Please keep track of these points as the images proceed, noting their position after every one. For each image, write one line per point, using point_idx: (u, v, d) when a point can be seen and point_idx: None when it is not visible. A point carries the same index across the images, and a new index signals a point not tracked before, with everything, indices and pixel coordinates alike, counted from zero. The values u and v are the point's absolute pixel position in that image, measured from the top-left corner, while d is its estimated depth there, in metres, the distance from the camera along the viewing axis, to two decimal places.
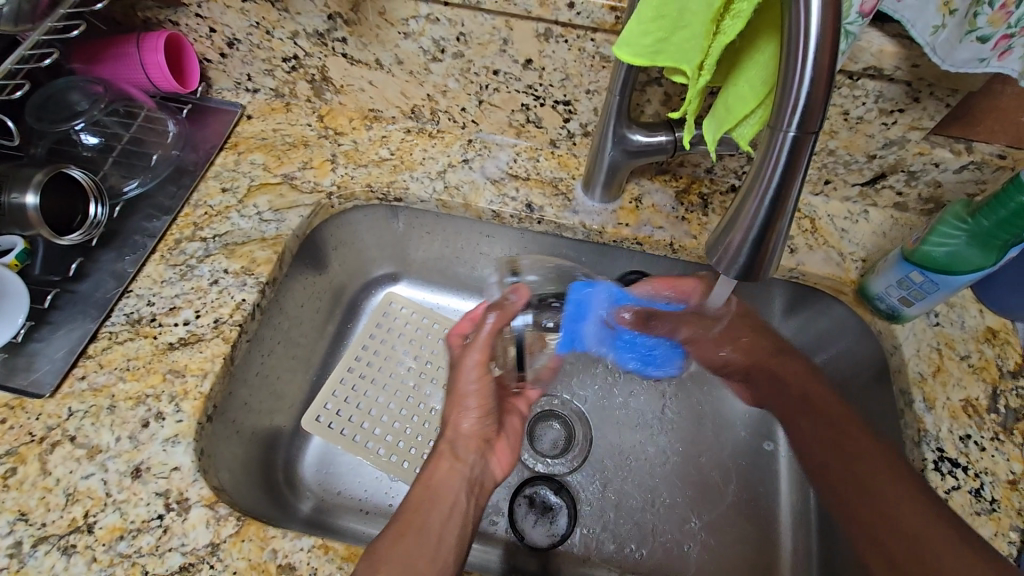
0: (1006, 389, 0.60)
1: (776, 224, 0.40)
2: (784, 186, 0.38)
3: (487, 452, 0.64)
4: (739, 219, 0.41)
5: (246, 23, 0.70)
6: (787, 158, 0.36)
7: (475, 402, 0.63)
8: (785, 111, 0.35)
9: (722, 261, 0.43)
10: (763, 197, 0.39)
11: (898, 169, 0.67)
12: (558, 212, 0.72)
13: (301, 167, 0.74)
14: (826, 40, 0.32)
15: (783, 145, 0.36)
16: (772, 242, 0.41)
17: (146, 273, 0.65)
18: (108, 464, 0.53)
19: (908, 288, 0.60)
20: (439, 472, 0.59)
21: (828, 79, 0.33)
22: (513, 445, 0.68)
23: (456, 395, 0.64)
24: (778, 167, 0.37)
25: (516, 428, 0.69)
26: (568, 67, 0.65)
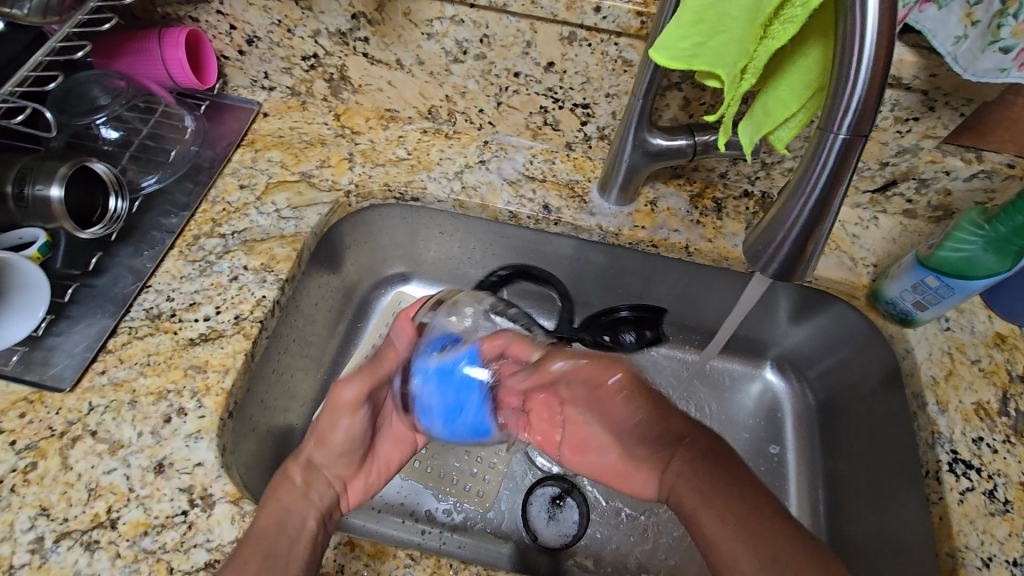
0: (1016, 393, 0.61)
1: (821, 222, 0.43)
2: (830, 186, 0.41)
3: (340, 486, 0.59)
4: (785, 219, 0.43)
5: (268, 20, 0.70)
6: (836, 158, 0.39)
7: (348, 418, 0.58)
8: (836, 113, 0.37)
9: (763, 257, 0.46)
10: (810, 197, 0.41)
11: (910, 176, 0.68)
12: (575, 213, 0.73)
13: (318, 165, 0.74)
14: (880, 48, 0.35)
15: (833, 146, 0.39)
16: (813, 241, 0.44)
17: (165, 268, 0.64)
18: (129, 459, 0.53)
19: (922, 292, 0.61)
20: (279, 504, 0.52)
21: (880, 84, 0.36)
22: (381, 476, 0.63)
23: (332, 404, 0.59)
24: (826, 168, 0.40)
25: (395, 457, 0.64)
26: (590, 70, 0.66)
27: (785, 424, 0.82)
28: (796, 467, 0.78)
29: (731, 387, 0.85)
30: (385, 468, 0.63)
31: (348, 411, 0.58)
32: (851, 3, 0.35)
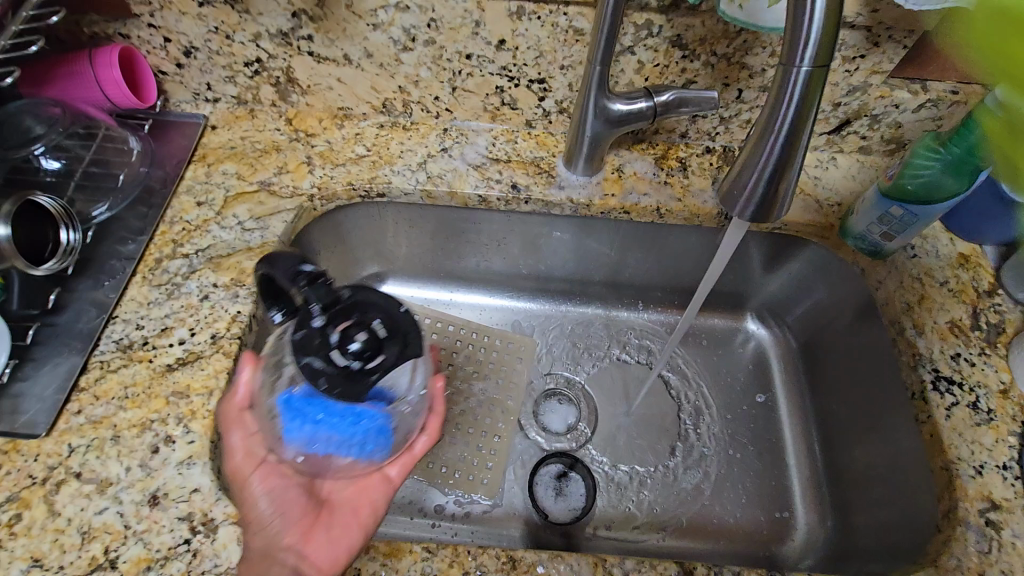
0: (984, 308, 0.64)
1: (791, 163, 0.43)
2: (798, 122, 0.41)
3: (298, 553, 0.50)
4: (757, 160, 0.43)
5: (204, 29, 0.68)
6: (799, 95, 0.40)
7: (263, 480, 0.51)
8: (797, 48, 0.38)
9: (736, 204, 0.45)
10: (779, 136, 0.41)
11: (862, 114, 0.70)
12: (544, 189, 0.73)
13: (276, 172, 0.72)
14: None
15: (797, 81, 0.39)
16: (785, 181, 0.44)
17: (130, 297, 0.62)
18: (121, 496, 0.51)
19: (889, 223, 0.61)
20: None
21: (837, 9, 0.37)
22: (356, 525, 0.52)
23: (234, 485, 0.51)
24: (792, 104, 0.40)
25: (360, 486, 0.54)
26: (542, 44, 0.66)
27: (773, 370, 0.85)
28: (786, 410, 0.82)
29: (716, 342, 0.88)
30: (353, 518, 0.52)
31: (262, 474, 0.51)
32: None
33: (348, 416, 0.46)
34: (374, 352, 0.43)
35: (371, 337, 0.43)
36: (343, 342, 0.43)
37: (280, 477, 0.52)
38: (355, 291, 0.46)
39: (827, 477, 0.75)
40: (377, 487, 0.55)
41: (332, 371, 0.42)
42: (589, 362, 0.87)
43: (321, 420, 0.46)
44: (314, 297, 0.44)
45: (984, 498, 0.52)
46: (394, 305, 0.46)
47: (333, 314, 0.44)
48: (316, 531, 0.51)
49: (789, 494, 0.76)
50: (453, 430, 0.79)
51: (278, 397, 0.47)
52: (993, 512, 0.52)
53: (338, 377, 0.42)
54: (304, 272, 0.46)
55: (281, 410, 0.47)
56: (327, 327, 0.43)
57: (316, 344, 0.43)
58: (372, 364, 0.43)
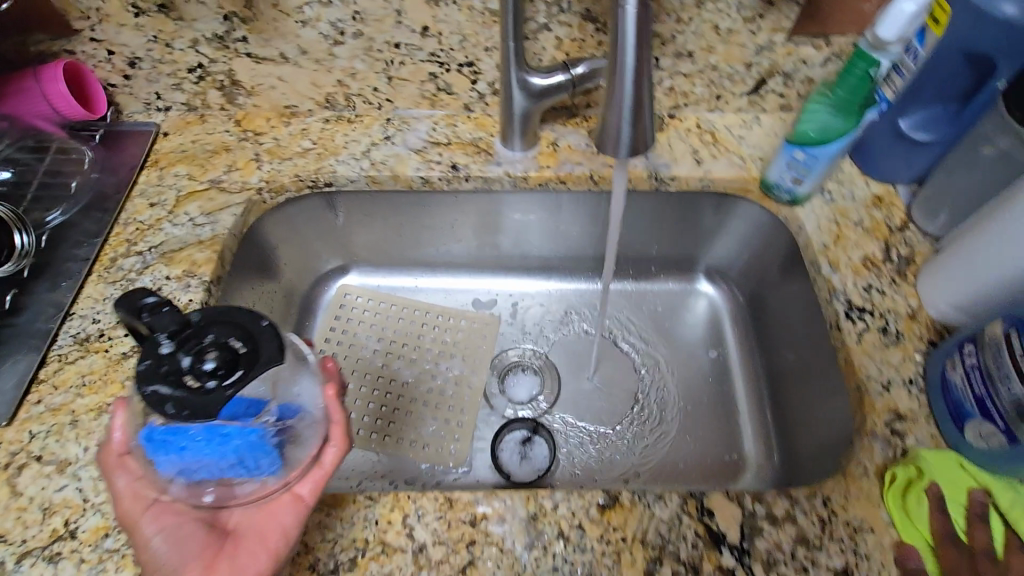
0: (896, 242, 0.68)
1: (643, 99, 0.43)
2: (639, 59, 0.42)
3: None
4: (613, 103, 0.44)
5: (144, 38, 0.74)
6: (633, 29, 0.41)
7: (155, 520, 0.47)
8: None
9: (608, 146, 0.46)
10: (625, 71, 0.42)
11: (775, 72, 0.75)
12: (482, 166, 0.76)
13: (226, 170, 0.76)
14: None
15: (627, 19, 0.41)
16: (644, 119, 0.44)
17: (86, 294, 0.65)
18: (80, 474, 0.53)
19: (796, 168, 0.65)
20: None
21: None
22: (262, 553, 0.47)
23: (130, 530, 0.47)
24: (629, 42, 0.41)
25: (263, 514, 0.48)
26: (464, 28, 0.70)
27: (726, 326, 0.88)
28: (737, 364, 0.85)
29: (669, 304, 0.91)
30: (260, 545, 0.47)
31: (153, 514, 0.47)
32: None
33: (217, 440, 0.42)
34: (231, 368, 0.42)
35: (224, 357, 0.42)
36: (199, 364, 0.42)
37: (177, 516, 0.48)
38: (209, 315, 0.45)
39: (774, 423, 0.78)
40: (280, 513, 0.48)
41: (183, 397, 0.41)
42: (547, 332, 0.90)
43: (187, 448, 0.42)
44: (160, 328, 0.43)
45: (891, 411, 0.56)
46: (255, 321, 0.45)
47: (181, 339, 0.43)
48: (218, 565, 0.46)
49: (740, 441, 0.79)
50: (420, 405, 0.83)
51: (141, 433, 0.43)
52: (898, 423, 0.56)
53: (189, 398, 0.41)
54: (147, 305, 0.44)
55: (146, 444, 0.43)
56: (176, 354, 0.43)
57: (164, 370, 0.42)
58: (229, 380, 0.42)
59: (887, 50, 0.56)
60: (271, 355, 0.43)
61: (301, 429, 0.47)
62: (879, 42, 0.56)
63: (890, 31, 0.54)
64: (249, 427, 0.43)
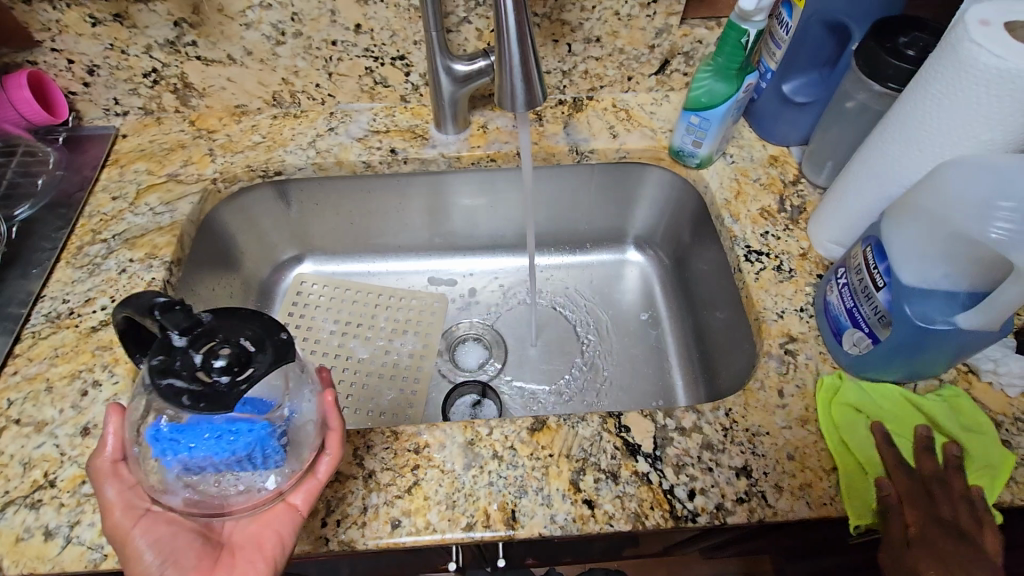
0: (789, 195, 0.77)
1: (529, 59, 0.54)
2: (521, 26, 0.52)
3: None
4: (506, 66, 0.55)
5: (100, 47, 0.78)
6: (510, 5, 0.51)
7: (147, 532, 0.49)
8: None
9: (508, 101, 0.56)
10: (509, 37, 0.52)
11: (676, 53, 0.84)
12: (418, 149, 0.84)
13: (182, 165, 0.82)
14: None
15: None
16: (533, 76, 0.55)
17: (55, 278, 0.70)
18: (57, 431, 0.59)
19: (693, 131, 0.75)
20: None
21: None
22: (260, 558, 0.50)
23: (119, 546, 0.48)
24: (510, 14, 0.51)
25: (260, 525, 0.51)
26: (392, 23, 0.77)
27: (657, 290, 0.96)
28: (667, 322, 0.93)
29: (607, 273, 0.99)
30: (258, 552, 0.50)
31: (145, 526, 0.49)
32: None
33: (223, 436, 0.45)
34: (242, 365, 0.45)
35: (235, 355, 0.45)
36: (210, 362, 0.44)
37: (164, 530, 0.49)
38: (224, 318, 0.48)
39: (699, 370, 0.87)
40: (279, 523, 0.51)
41: (194, 389, 0.43)
42: (495, 305, 0.97)
43: (195, 445, 0.45)
44: (172, 325, 0.46)
45: (784, 334, 0.66)
46: (269, 330, 0.47)
47: (193, 336, 0.46)
48: (218, 575, 0.49)
49: (671, 390, 0.87)
50: (378, 377, 0.89)
51: (146, 430, 0.46)
52: (791, 343, 0.65)
53: (200, 392, 0.43)
54: (158, 302, 0.47)
55: (152, 445, 0.46)
56: (188, 350, 0.45)
57: (178, 366, 0.44)
58: (241, 377, 0.44)
59: (753, 20, 0.63)
60: (281, 356, 0.46)
61: (300, 435, 0.50)
62: (745, 14, 0.63)
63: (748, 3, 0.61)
64: (254, 421, 0.46)
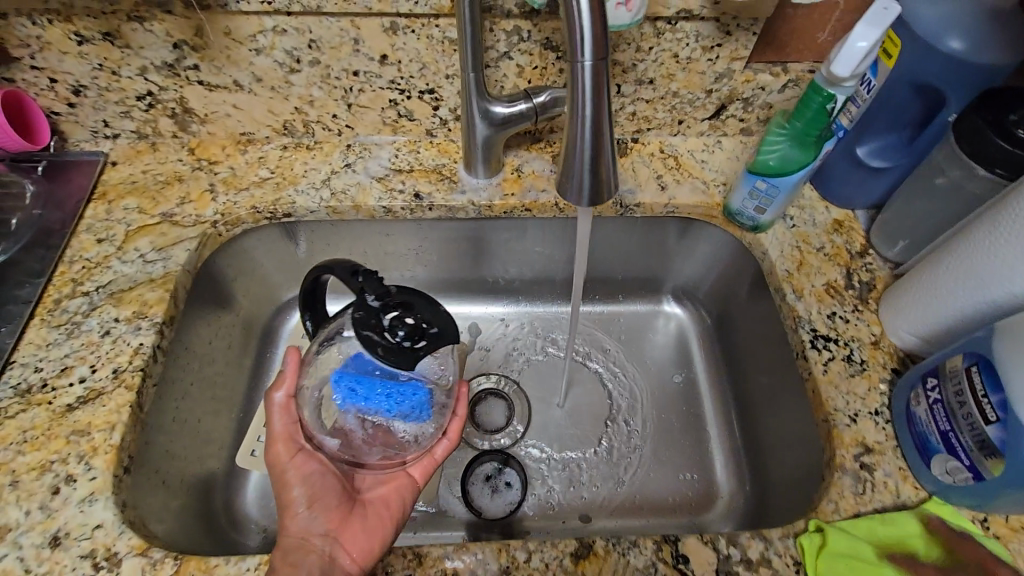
0: (857, 268, 0.69)
1: (605, 148, 0.41)
2: (596, 111, 0.40)
3: (333, 544, 0.55)
4: (573, 158, 0.42)
5: (87, 66, 0.68)
6: (590, 83, 0.39)
7: (301, 464, 0.59)
8: (575, 40, 0.38)
9: (571, 195, 0.43)
10: (584, 123, 0.40)
11: (735, 98, 0.75)
12: (446, 195, 0.75)
13: (178, 204, 0.73)
14: None
15: (584, 74, 0.39)
16: (608, 166, 0.42)
17: (28, 340, 0.61)
18: (20, 541, 0.51)
19: (757, 197, 0.66)
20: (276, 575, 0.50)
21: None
22: (386, 518, 0.58)
23: (279, 488, 0.58)
24: (586, 94, 0.39)
25: (386, 496, 0.60)
26: (422, 55, 0.68)
27: (692, 348, 0.88)
28: (704, 385, 0.85)
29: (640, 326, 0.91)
30: (385, 511, 0.59)
31: (298, 463, 0.59)
32: None
33: (394, 394, 0.58)
34: (422, 336, 0.54)
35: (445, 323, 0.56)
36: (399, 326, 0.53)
37: (312, 477, 0.58)
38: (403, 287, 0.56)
39: (741, 444, 0.79)
40: (398, 498, 0.60)
41: (388, 346, 0.53)
42: (518, 358, 0.88)
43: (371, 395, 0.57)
44: (370, 289, 0.54)
45: (859, 443, 0.58)
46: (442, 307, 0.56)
47: (385, 301, 0.54)
48: (353, 520, 0.57)
49: (711, 463, 0.79)
50: None
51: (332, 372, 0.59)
52: (867, 455, 0.57)
53: (392, 347, 0.53)
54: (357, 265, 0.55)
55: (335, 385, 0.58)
56: (382, 311, 0.54)
57: (373, 322, 0.53)
58: (420, 345, 0.54)
59: (842, 86, 0.55)
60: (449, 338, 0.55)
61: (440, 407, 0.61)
62: (835, 78, 0.54)
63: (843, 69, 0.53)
64: (418, 387, 0.58)
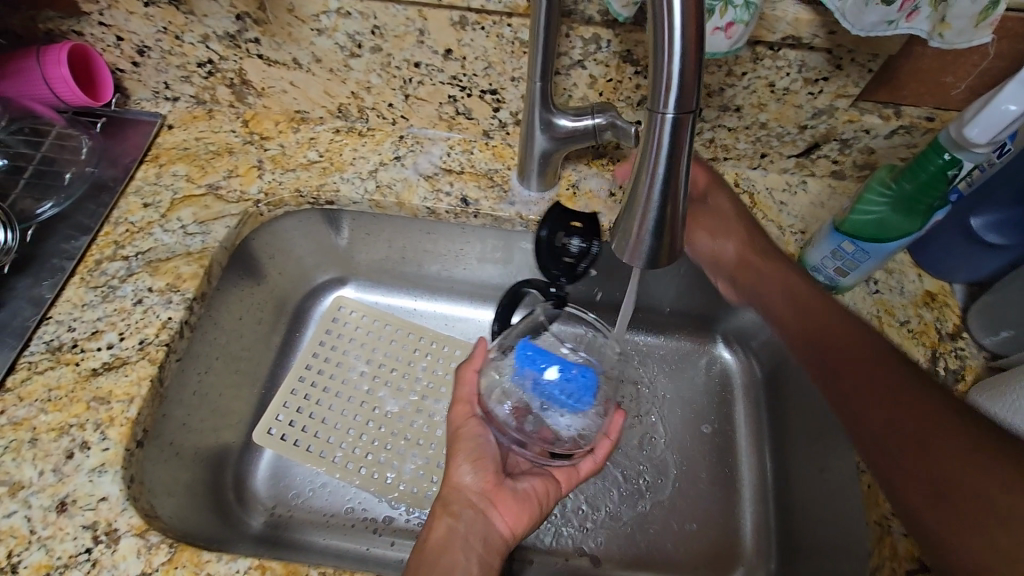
0: (945, 351, 0.61)
1: (674, 210, 0.36)
2: (671, 170, 0.34)
3: (487, 508, 0.56)
4: (631, 216, 0.37)
5: (153, 29, 0.67)
6: (669, 142, 0.33)
7: (467, 445, 0.59)
8: (660, 89, 0.32)
9: (624, 255, 0.39)
10: (654, 183, 0.35)
11: (831, 138, 0.67)
12: (494, 204, 0.71)
13: (225, 176, 0.72)
14: (690, 14, 0.30)
15: (663, 127, 0.33)
16: (674, 230, 0.37)
17: (66, 297, 0.63)
18: (30, 500, 0.52)
19: (841, 258, 0.59)
20: (437, 535, 0.53)
21: (698, 47, 0.30)
22: (538, 498, 0.58)
23: (451, 451, 0.60)
24: (662, 153, 0.34)
25: (539, 483, 0.59)
26: (489, 54, 0.63)
27: (735, 400, 0.82)
28: (741, 440, 0.79)
29: (681, 364, 0.85)
30: (541, 489, 0.59)
31: (463, 442, 0.60)
32: None
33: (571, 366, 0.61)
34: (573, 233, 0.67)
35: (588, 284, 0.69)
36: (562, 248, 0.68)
37: (480, 446, 0.59)
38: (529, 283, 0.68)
39: (774, 513, 0.73)
40: (551, 489, 0.59)
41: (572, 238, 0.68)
42: None
43: (549, 376, 0.59)
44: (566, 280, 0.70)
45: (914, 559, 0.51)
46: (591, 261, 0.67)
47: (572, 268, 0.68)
48: (506, 494, 0.57)
49: (738, 527, 0.74)
50: (403, 441, 0.78)
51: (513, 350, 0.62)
52: None
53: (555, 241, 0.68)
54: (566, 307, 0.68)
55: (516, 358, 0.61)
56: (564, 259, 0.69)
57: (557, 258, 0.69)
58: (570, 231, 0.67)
59: (975, 151, 0.48)
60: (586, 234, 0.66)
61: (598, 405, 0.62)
62: (964, 142, 0.48)
63: (978, 131, 0.46)
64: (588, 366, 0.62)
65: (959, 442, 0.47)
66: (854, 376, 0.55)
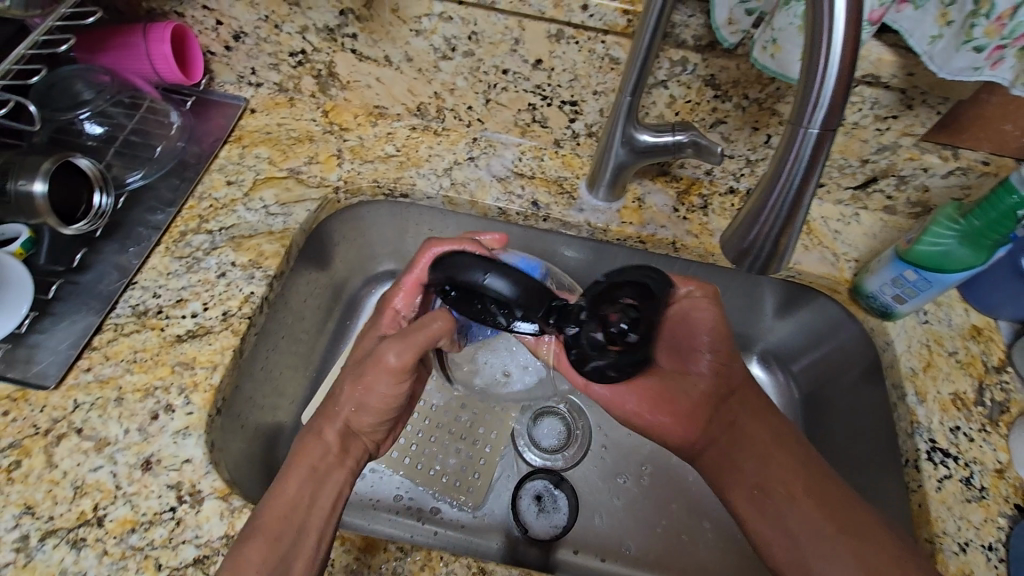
0: (990, 383, 0.64)
1: (795, 217, 0.41)
2: (803, 181, 0.39)
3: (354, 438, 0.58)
4: (759, 218, 0.42)
5: (255, 16, 0.70)
6: (808, 155, 0.38)
7: (382, 386, 0.56)
8: (808, 107, 0.36)
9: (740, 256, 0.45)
10: (785, 192, 0.40)
11: (890, 173, 0.70)
12: (563, 210, 0.74)
13: (306, 162, 0.74)
14: (848, 43, 0.34)
15: (805, 141, 0.38)
16: (789, 235, 0.42)
17: (151, 265, 0.64)
18: (116, 457, 0.53)
19: (902, 286, 0.63)
20: (296, 482, 0.52)
21: (850, 76, 0.35)
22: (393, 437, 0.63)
23: (368, 382, 0.56)
24: (799, 164, 0.38)
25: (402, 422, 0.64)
26: (577, 68, 0.67)
27: None
28: None
29: None
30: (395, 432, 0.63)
31: (381, 378, 0.56)
32: (818, 14, 0.34)
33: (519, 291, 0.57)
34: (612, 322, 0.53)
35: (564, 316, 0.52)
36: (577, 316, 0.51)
37: (397, 389, 0.57)
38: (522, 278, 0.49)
39: None
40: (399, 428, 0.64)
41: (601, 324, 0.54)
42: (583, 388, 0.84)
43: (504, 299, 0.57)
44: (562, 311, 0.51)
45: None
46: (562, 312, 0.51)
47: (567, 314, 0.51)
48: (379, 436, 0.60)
49: None
50: (448, 435, 0.79)
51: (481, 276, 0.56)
52: None
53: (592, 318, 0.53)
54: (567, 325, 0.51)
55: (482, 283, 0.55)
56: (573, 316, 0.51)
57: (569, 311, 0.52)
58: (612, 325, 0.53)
59: None
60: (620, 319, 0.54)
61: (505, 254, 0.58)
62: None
63: None
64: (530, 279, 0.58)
65: (858, 508, 0.54)
66: (780, 457, 0.59)
